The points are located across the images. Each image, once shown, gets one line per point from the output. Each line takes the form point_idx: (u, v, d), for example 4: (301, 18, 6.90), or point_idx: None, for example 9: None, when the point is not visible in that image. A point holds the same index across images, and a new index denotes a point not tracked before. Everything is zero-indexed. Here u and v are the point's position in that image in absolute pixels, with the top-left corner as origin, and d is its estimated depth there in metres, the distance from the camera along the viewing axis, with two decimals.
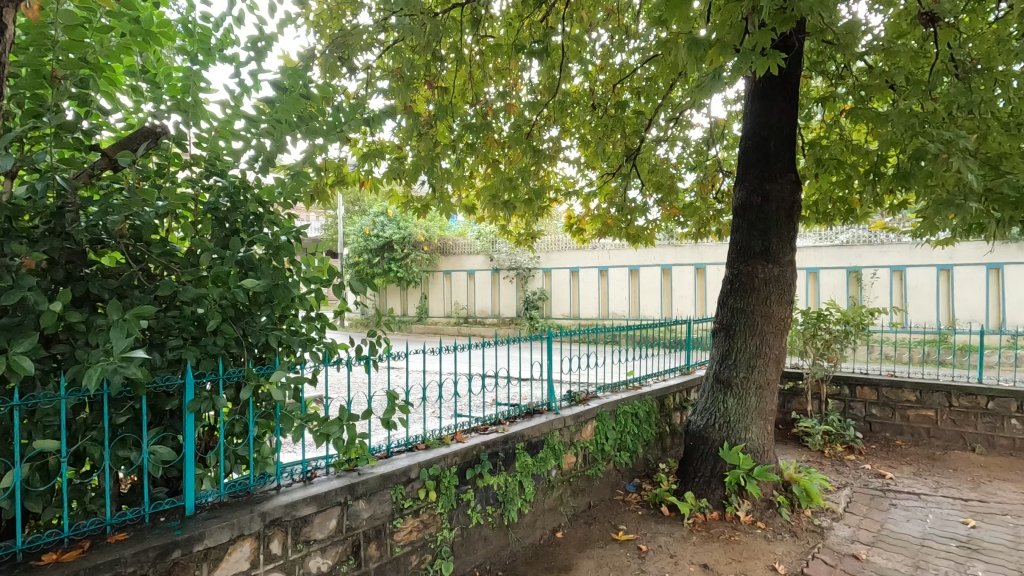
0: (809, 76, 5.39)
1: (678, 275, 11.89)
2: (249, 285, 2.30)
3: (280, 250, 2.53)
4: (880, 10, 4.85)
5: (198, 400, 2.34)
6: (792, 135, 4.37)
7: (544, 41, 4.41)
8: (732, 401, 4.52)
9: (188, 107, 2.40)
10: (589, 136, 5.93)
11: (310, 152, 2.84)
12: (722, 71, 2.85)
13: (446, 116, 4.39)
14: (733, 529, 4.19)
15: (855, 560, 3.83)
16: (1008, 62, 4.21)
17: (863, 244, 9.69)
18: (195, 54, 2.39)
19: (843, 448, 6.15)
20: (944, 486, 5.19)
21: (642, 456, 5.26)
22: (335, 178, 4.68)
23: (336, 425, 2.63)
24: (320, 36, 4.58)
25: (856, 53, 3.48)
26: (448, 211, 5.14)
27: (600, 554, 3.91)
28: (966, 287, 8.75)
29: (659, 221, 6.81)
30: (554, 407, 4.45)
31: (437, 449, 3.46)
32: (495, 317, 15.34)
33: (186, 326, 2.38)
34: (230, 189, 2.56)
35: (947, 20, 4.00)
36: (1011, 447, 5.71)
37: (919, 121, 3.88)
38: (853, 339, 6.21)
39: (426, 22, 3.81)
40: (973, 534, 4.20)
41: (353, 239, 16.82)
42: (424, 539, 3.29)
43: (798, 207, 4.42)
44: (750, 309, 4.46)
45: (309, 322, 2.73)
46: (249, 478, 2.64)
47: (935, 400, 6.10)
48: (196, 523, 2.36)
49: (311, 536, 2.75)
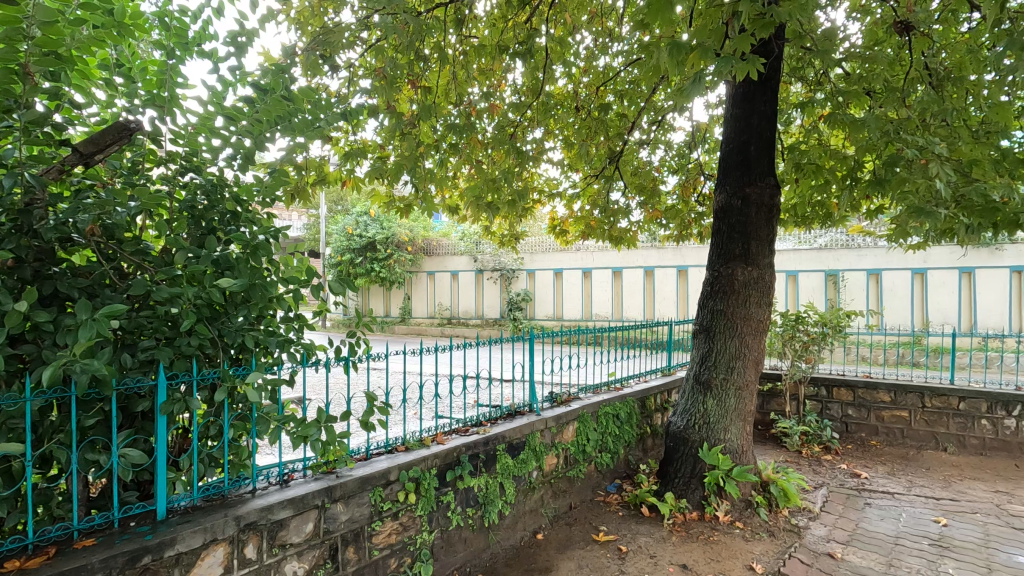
0: (788, 81, 5.48)
1: (661, 276, 11.98)
2: (226, 284, 2.24)
3: (258, 249, 2.46)
4: (857, 18, 4.95)
5: (171, 401, 2.29)
6: (772, 139, 4.42)
7: (527, 42, 4.42)
8: (712, 402, 4.56)
9: (164, 101, 2.36)
10: (573, 138, 5.95)
11: (290, 151, 2.80)
12: (704, 75, 2.87)
13: (430, 116, 4.36)
14: (712, 529, 4.23)
15: (831, 558, 3.89)
16: (979, 72, 4.33)
17: (841, 247, 9.87)
18: (171, 49, 2.34)
19: (820, 448, 6.25)
20: (917, 485, 5.30)
21: (623, 457, 5.29)
22: (316, 177, 4.58)
23: (314, 426, 2.58)
24: (301, 34, 4.51)
25: (833, 59, 3.54)
26: (431, 211, 5.11)
27: (580, 555, 3.91)
28: (940, 291, 8.96)
29: (641, 223, 6.86)
30: (536, 408, 4.45)
31: (417, 450, 3.44)
32: (479, 318, 15.31)
33: (159, 326, 2.32)
34: (207, 186, 2.49)
35: (922, 29, 4.10)
36: (981, 446, 5.86)
37: (895, 127, 3.94)
38: (830, 341, 6.31)
39: (409, 22, 3.78)
40: (944, 532, 4.29)
41: (336, 239, 16.63)
42: (403, 542, 3.26)
43: (778, 210, 4.47)
44: (730, 311, 4.50)
45: (286, 322, 2.69)
46: (224, 482, 2.59)
47: (909, 400, 6.23)
48: (168, 527, 2.30)
49: (287, 539, 2.71)
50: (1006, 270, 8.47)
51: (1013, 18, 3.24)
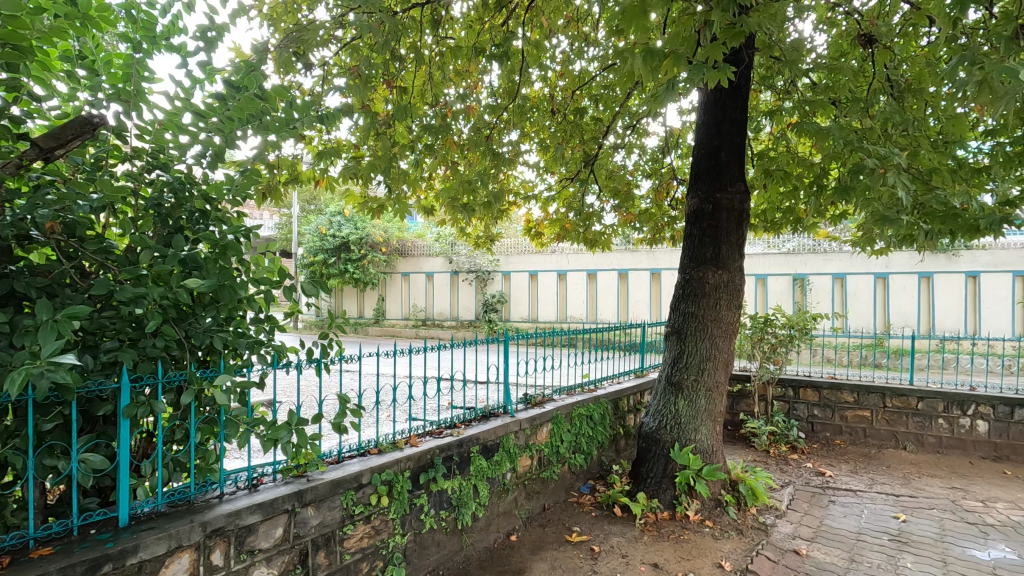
0: (758, 89, 5.62)
1: (634, 279, 12.16)
2: (192, 284, 2.18)
3: (227, 248, 2.41)
4: (823, 30, 5.11)
5: (135, 404, 2.23)
6: (742, 146, 4.52)
7: (503, 45, 4.45)
8: (683, 403, 4.64)
9: (129, 96, 2.30)
10: (548, 142, 6.00)
11: (262, 149, 2.75)
12: (677, 82, 2.94)
13: (405, 116, 4.35)
14: (683, 529, 4.29)
15: (797, 555, 3.99)
16: (937, 84, 4.51)
17: (808, 251, 10.16)
18: (138, 43, 2.28)
19: (787, 448, 6.40)
20: (878, 482, 5.48)
21: (596, 457, 5.34)
22: (288, 176, 4.50)
23: (285, 429, 2.54)
24: (273, 30, 4.43)
25: (800, 69, 3.64)
26: (405, 211, 5.07)
27: (553, 556, 3.93)
28: (900, 294, 9.28)
29: (616, 226, 6.92)
30: (510, 410, 4.46)
31: (390, 453, 3.40)
32: (454, 320, 15.23)
33: (123, 327, 2.26)
34: (174, 183, 2.43)
35: (884, 42, 4.26)
36: (938, 444, 6.10)
37: (858, 136, 4.05)
38: (797, 343, 6.48)
39: (384, 20, 3.75)
40: (903, 527, 4.45)
41: (308, 239, 16.35)
42: (375, 545, 3.23)
43: (748, 215, 4.57)
44: (701, 313, 4.59)
45: (257, 324, 2.64)
46: (190, 487, 2.52)
47: (871, 401, 6.43)
48: (131, 534, 2.24)
49: (255, 545, 2.65)
50: (962, 275, 8.84)
51: (966, 34, 3.40)
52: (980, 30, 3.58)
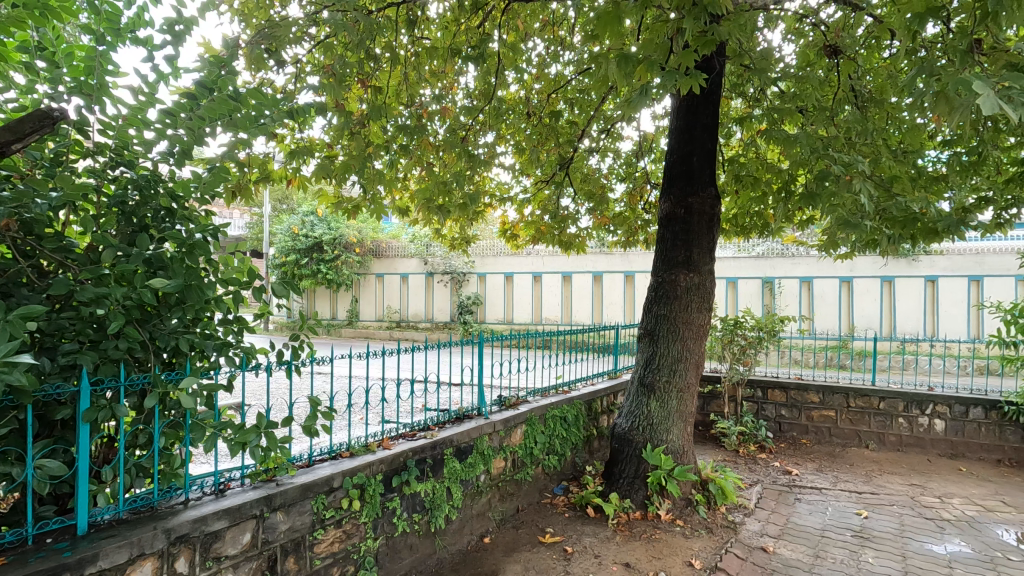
0: (729, 96, 5.75)
1: (609, 282, 12.30)
2: (157, 284, 2.12)
3: (195, 248, 2.35)
4: (791, 40, 5.25)
5: (95, 408, 2.16)
6: (714, 151, 4.61)
7: (479, 47, 4.47)
8: (655, 404, 4.70)
9: (92, 89, 2.23)
10: (524, 144, 6.02)
11: (231, 147, 2.70)
12: (650, 87, 2.97)
13: (379, 116, 4.31)
14: (654, 528, 4.35)
15: (764, 552, 4.09)
16: (898, 95, 4.68)
17: (777, 255, 10.40)
18: (101, 35, 2.21)
19: (755, 447, 6.53)
20: (842, 480, 5.65)
21: (570, 459, 5.37)
22: (259, 174, 4.41)
23: (254, 433, 2.49)
24: (244, 26, 4.35)
25: (769, 77, 3.74)
26: (380, 212, 5.03)
27: (527, 557, 3.94)
28: (864, 298, 9.59)
29: (590, 229, 6.98)
30: (484, 412, 4.45)
31: (362, 456, 3.36)
32: (428, 321, 15.13)
33: (83, 328, 2.18)
34: (139, 180, 2.36)
35: (848, 53, 4.40)
36: (899, 443, 6.33)
37: (824, 145, 4.11)
38: (765, 345, 6.64)
39: (358, 19, 3.71)
40: (865, 523, 4.59)
41: (280, 239, 16.04)
42: (346, 550, 3.19)
43: (719, 219, 4.66)
44: (673, 316, 4.66)
45: (225, 326, 2.57)
46: (154, 493, 2.45)
47: (835, 401, 6.63)
48: (90, 543, 2.16)
49: (222, 552, 2.59)
50: (922, 279, 9.18)
51: (925, 48, 3.54)
52: (937, 44, 3.73)
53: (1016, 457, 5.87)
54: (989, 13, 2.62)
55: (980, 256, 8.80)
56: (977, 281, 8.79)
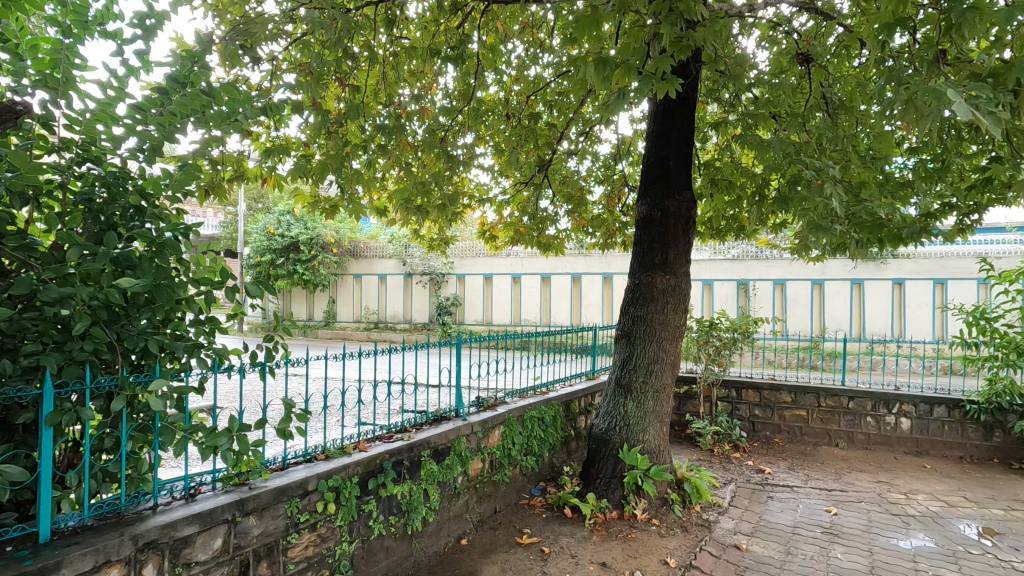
0: (705, 101, 5.84)
1: (587, 283, 12.39)
2: (125, 284, 2.07)
3: (164, 247, 2.29)
4: (765, 47, 5.36)
5: (59, 412, 2.09)
6: (690, 155, 4.67)
7: (459, 48, 4.46)
8: (632, 404, 4.74)
9: (57, 83, 2.15)
10: (503, 146, 6.03)
11: (204, 144, 2.65)
12: (628, 90, 2.98)
13: (357, 116, 4.28)
14: (631, 527, 4.39)
15: (737, 549, 4.16)
16: (867, 102, 4.81)
17: (751, 258, 10.60)
18: (67, 27, 2.14)
19: (729, 447, 6.64)
20: (813, 478, 5.78)
21: (548, 459, 5.39)
22: (233, 172, 4.33)
23: (225, 436, 2.44)
24: (218, 21, 4.27)
25: (744, 83, 3.82)
26: (358, 212, 4.98)
27: (504, 558, 3.94)
28: (835, 300, 9.83)
29: (569, 231, 7.02)
30: (462, 413, 4.44)
31: (338, 459, 3.33)
32: (407, 323, 15.02)
33: (47, 329, 2.12)
34: (107, 177, 2.28)
35: (820, 61, 4.51)
36: (867, 441, 6.50)
37: (796, 150, 4.25)
38: (739, 346, 6.75)
39: (336, 17, 3.66)
40: (834, 520, 4.71)
41: (255, 239, 15.75)
42: (321, 554, 3.15)
43: (694, 222, 4.73)
44: (650, 317, 4.71)
45: (197, 326, 2.52)
46: (121, 498, 2.38)
47: (807, 400, 6.78)
48: (52, 550, 2.10)
49: (192, 558, 2.54)
50: (890, 282, 9.45)
51: (893, 58, 3.64)
52: (905, 53, 3.84)
53: (977, 454, 6.08)
54: (952, 25, 2.71)
55: (944, 260, 9.11)
56: (941, 284, 9.09)
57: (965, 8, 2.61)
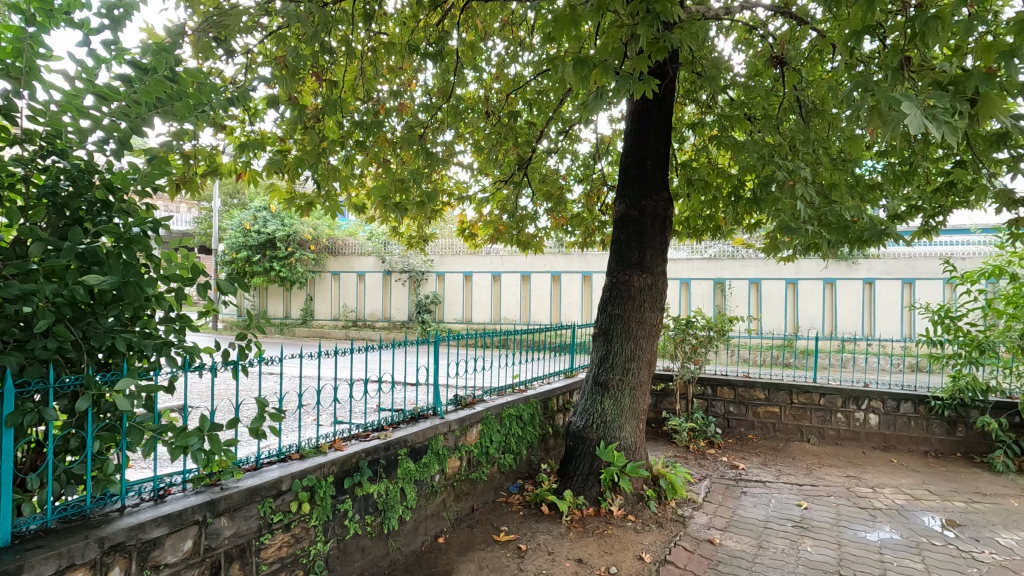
0: (683, 102, 5.91)
1: (567, 282, 12.46)
2: (90, 280, 2.01)
3: (132, 242, 2.23)
4: (741, 50, 5.44)
5: (19, 412, 2.04)
6: (667, 155, 4.72)
7: (438, 44, 4.44)
8: (609, 402, 4.79)
9: (19, 73, 2.09)
10: (483, 143, 6.03)
11: (175, 138, 2.59)
12: (606, 90, 2.96)
13: (334, 111, 4.23)
14: (607, 523, 4.44)
15: (711, 544, 4.23)
16: (839, 106, 4.92)
17: (727, 258, 10.77)
18: (30, 15, 2.07)
19: (705, 443, 6.75)
20: (785, 473, 5.91)
21: (526, 457, 5.41)
22: (207, 167, 4.26)
23: (196, 435, 2.38)
24: (191, 12, 4.18)
25: (719, 85, 3.88)
26: (335, 210, 4.92)
27: (481, 556, 3.95)
28: (808, 299, 10.04)
29: (548, 229, 7.04)
30: (440, 411, 4.42)
31: (313, 458, 3.29)
32: (385, 321, 14.91)
33: (8, 327, 2.06)
34: (72, 170, 2.23)
35: (793, 65, 4.60)
36: (837, 437, 6.67)
37: (769, 151, 4.31)
38: (715, 343, 6.85)
39: (312, 11, 3.62)
40: (805, 514, 4.82)
41: (229, 235, 15.41)
42: (295, 554, 3.11)
43: (671, 222, 4.79)
44: (627, 315, 4.75)
45: (167, 324, 2.47)
46: (86, 500, 2.32)
47: (780, 397, 6.93)
48: (13, 554, 2.04)
49: (161, 560, 2.49)
50: (860, 282, 9.70)
51: (864, 63, 3.73)
52: (874, 58, 3.94)
53: (941, 449, 6.27)
54: (917, 34, 2.79)
55: (912, 260, 9.37)
56: (909, 284, 9.36)
57: (928, 18, 2.68)
